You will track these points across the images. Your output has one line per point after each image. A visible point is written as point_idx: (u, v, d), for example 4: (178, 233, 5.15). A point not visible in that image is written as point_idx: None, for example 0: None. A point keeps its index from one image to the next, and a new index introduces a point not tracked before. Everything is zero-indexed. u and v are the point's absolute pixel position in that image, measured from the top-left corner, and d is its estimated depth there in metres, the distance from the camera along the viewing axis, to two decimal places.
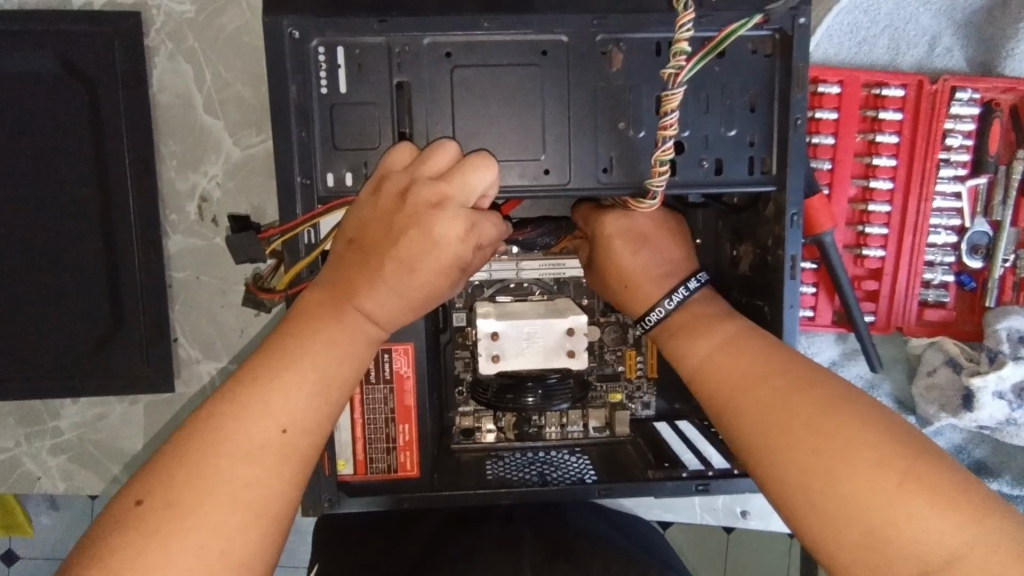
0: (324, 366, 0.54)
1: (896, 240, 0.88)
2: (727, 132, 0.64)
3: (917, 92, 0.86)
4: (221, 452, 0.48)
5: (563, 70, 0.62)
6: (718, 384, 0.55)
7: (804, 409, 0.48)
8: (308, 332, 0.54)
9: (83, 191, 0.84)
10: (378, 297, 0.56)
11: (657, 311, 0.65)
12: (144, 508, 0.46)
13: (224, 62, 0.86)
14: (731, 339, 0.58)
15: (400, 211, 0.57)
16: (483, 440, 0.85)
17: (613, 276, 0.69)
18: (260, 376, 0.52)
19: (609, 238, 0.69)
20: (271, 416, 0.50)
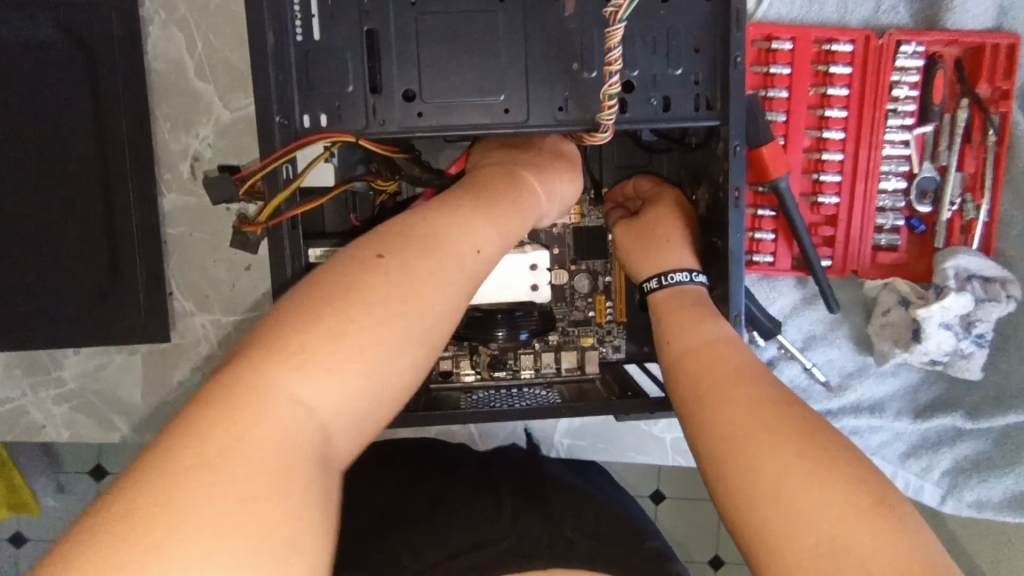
0: (436, 291, 0.52)
1: (849, 187, 0.93)
2: (672, 72, 0.69)
3: (865, 46, 0.91)
4: (332, 347, 0.45)
5: (520, 15, 0.68)
6: (713, 380, 0.60)
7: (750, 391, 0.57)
8: (427, 257, 0.52)
9: (82, 152, 0.90)
10: (475, 237, 0.57)
11: (681, 275, 0.74)
12: (248, 377, 0.43)
13: (213, 29, 0.91)
14: (717, 341, 0.64)
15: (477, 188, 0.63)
16: (461, 380, 0.91)
17: (653, 233, 0.79)
18: (382, 292, 0.48)
19: (664, 205, 0.81)
20: (386, 323, 0.48)
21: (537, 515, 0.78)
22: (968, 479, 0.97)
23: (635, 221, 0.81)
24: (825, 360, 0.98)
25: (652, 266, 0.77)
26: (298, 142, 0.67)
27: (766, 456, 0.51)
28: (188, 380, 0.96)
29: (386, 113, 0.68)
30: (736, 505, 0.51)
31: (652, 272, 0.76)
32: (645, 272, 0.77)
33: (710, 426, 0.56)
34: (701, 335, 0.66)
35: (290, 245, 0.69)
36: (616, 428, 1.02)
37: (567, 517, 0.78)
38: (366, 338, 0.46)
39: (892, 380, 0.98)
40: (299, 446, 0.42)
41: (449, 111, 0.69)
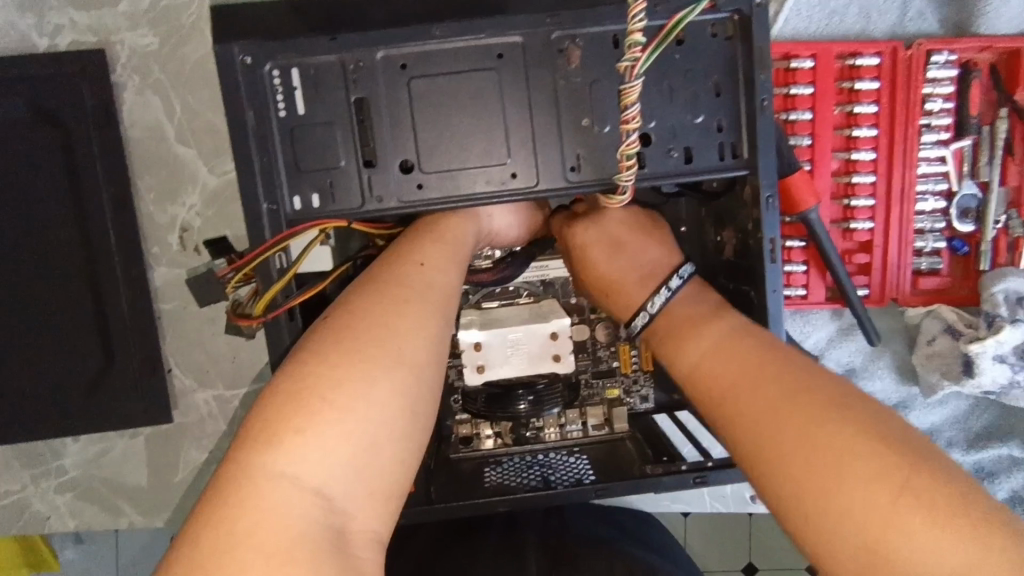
0: (399, 343, 0.51)
1: (883, 210, 0.87)
2: (693, 120, 0.63)
3: (892, 58, 0.84)
4: (312, 415, 0.46)
5: (521, 71, 0.62)
6: (727, 387, 0.55)
7: (767, 382, 0.52)
8: (379, 311, 0.53)
9: (65, 233, 0.85)
10: (432, 274, 0.58)
11: (641, 318, 0.69)
12: (223, 487, 0.43)
13: (191, 91, 0.85)
14: (730, 333, 0.59)
15: (428, 228, 0.64)
16: (482, 447, 0.85)
17: (597, 283, 0.74)
18: (348, 352, 0.49)
19: (578, 251, 0.75)
20: (346, 392, 0.47)
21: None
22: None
23: (578, 277, 0.77)
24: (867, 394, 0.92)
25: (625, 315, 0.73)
26: (297, 228, 0.62)
27: (787, 459, 0.47)
28: (195, 459, 0.91)
29: (383, 188, 0.63)
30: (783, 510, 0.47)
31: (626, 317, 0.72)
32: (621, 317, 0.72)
33: (738, 436, 0.52)
34: (702, 335, 0.61)
35: (290, 339, 0.63)
36: None
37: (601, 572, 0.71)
38: (340, 400, 0.47)
39: (939, 411, 0.92)
40: (301, 521, 0.43)
41: (452, 181, 0.63)
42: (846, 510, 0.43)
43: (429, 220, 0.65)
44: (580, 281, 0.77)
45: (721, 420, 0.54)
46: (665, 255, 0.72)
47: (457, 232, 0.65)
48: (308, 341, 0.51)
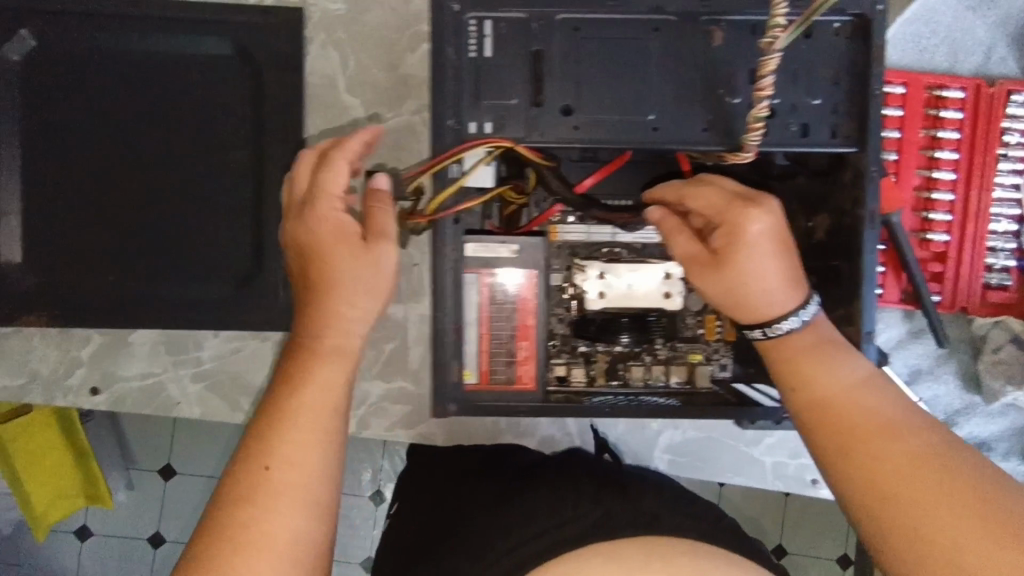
0: (315, 405, 0.66)
1: (959, 226, 0.97)
2: (811, 101, 0.74)
3: (975, 93, 0.96)
4: (259, 515, 0.59)
5: (672, 44, 0.74)
6: (844, 441, 0.61)
7: (884, 435, 0.59)
8: (297, 385, 0.67)
9: (243, 156, 0.99)
10: (328, 372, 0.68)
11: (790, 321, 0.69)
12: (190, 567, 0.57)
13: (365, 50, 0.99)
14: (852, 381, 0.64)
15: (309, 250, 0.73)
16: (574, 387, 0.93)
17: (737, 285, 0.71)
18: (274, 462, 0.62)
19: (739, 242, 0.70)
20: (271, 469, 0.61)
21: (616, 496, 0.81)
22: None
23: (709, 267, 0.72)
24: (931, 395, 1.00)
25: (752, 314, 0.71)
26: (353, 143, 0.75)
27: (894, 508, 0.55)
28: None
29: (544, 125, 0.75)
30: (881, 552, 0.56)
31: (755, 321, 0.71)
32: (745, 321, 0.72)
33: (844, 479, 0.59)
34: (830, 374, 0.66)
35: (453, 239, 0.76)
36: (715, 447, 1.04)
37: (646, 497, 0.82)
38: (278, 508, 0.60)
39: (1000, 421, 1.00)
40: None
41: (603, 127, 0.75)
42: (940, 561, 0.51)
43: (298, 249, 0.75)
44: (708, 271, 0.72)
45: (827, 463, 0.61)
46: (803, 271, 0.72)
47: (351, 256, 0.72)
48: (249, 443, 0.63)
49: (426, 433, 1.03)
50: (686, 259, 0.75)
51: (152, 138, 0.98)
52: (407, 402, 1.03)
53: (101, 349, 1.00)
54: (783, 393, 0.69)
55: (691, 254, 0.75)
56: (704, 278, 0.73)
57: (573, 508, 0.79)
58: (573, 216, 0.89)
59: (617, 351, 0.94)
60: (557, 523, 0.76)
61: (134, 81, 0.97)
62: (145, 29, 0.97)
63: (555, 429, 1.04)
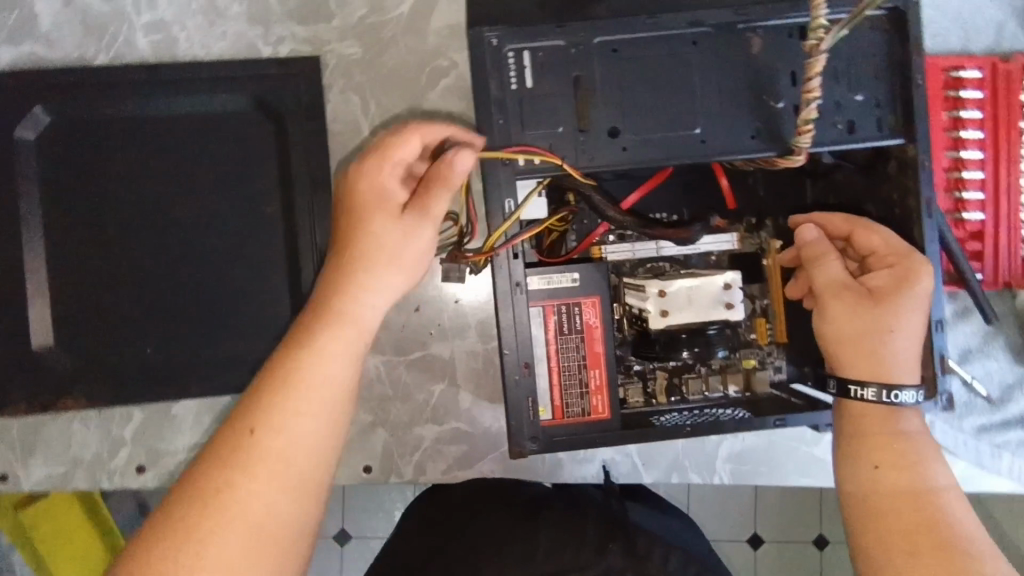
0: (317, 377, 0.65)
1: (992, 202, 0.97)
2: (854, 97, 0.74)
3: (992, 71, 0.97)
4: (235, 481, 0.60)
5: (712, 56, 0.74)
6: (914, 541, 0.64)
7: (929, 555, 0.62)
8: (304, 348, 0.66)
9: (272, 211, 0.98)
10: (332, 343, 0.67)
11: (909, 394, 0.72)
12: (170, 517, 0.58)
13: (385, 91, 0.98)
14: (920, 489, 0.67)
15: (353, 204, 0.74)
16: (635, 407, 0.93)
17: (884, 330, 0.73)
18: (258, 425, 0.62)
19: (908, 290, 0.73)
20: (263, 438, 0.62)
21: (621, 546, 0.84)
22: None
23: (861, 303, 0.74)
24: (983, 372, 0.99)
25: (874, 363, 0.73)
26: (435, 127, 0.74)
27: None
28: (363, 420, 1.00)
29: (594, 149, 0.75)
30: None
31: (873, 379, 0.72)
32: (855, 372, 0.73)
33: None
34: (916, 472, 0.68)
35: (512, 273, 0.73)
36: (776, 452, 1.02)
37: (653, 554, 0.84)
38: (254, 473, 0.60)
39: None
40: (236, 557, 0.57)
41: (650, 145, 0.75)
42: None
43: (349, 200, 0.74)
44: (861, 305, 0.74)
45: (880, 549, 0.65)
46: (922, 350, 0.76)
47: (387, 225, 0.73)
48: (245, 406, 0.64)
49: (486, 472, 1.00)
50: (834, 287, 0.76)
51: (179, 202, 0.97)
52: (463, 443, 1.00)
53: (144, 424, 0.96)
54: (858, 468, 0.71)
55: (840, 284, 0.76)
56: (847, 312, 0.74)
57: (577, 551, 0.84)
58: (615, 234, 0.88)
59: (672, 366, 0.93)
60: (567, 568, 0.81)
61: (157, 147, 0.97)
62: (163, 93, 0.96)
63: (615, 452, 1.02)
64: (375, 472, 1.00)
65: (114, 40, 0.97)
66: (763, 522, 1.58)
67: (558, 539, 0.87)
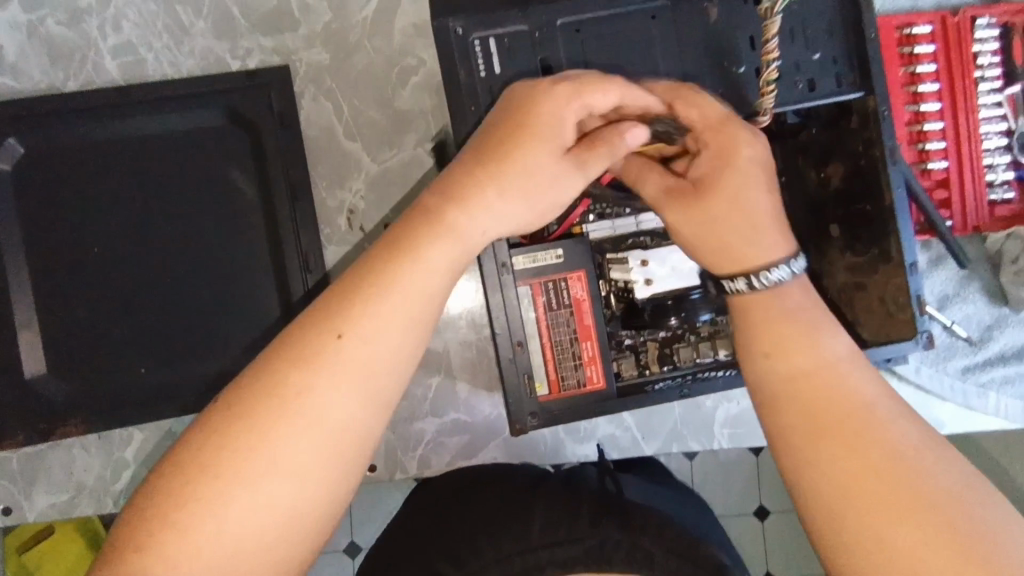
0: (387, 317, 0.55)
1: (955, 151, 1.00)
2: (811, 57, 0.77)
3: (943, 25, 1.01)
4: (312, 382, 0.51)
5: (671, 28, 0.76)
6: (822, 424, 0.53)
7: (857, 440, 0.51)
8: (386, 274, 0.56)
9: (255, 221, 0.99)
10: (429, 267, 0.58)
11: (780, 271, 0.62)
12: (182, 459, 0.49)
13: (357, 94, 1.00)
14: (826, 366, 0.56)
15: (529, 116, 0.65)
16: (628, 378, 0.93)
17: (724, 215, 0.66)
18: (348, 330, 0.53)
19: (723, 169, 0.66)
20: (313, 391, 0.51)
21: (616, 523, 0.83)
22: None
23: (689, 199, 0.68)
24: (963, 316, 1.02)
25: (730, 252, 0.65)
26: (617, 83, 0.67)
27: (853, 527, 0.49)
28: None
29: None
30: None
31: (738, 270, 0.64)
32: (723, 271, 0.66)
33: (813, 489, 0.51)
34: (800, 348, 0.57)
35: (491, 250, 0.73)
36: None
37: (645, 524, 0.84)
38: (330, 372, 0.52)
39: None
40: (261, 523, 0.48)
41: None
42: None
43: (513, 112, 0.66)
44: (687, 202, 0.68)
45: (788, 438, 0.54)
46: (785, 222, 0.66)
47: (542, 157, 0.65)
48: (331, 305, 0.55)
49: (491, 460, 1.01)
50: (662, 196, 0.70)
51: (161, 221, 0.98)
52: (463, 433, 1.01)
53: (145, 444, 0.97)
54: (752, 360, 0.60)
55: (666, 189, 0.70)
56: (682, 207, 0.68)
57: (570, 527, 0.84)
58: (594, 214, 0.90)
59: (662, 335, 0.93)
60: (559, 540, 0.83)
61: (134, 168, 0.98)
62: (135, 114, 0.97)
63: (615, 428, 1.04)
64: (380, 470, 1.01)
65: (82, 66, 0.97)
66: (768, 495, 1.60)
67: (548, 521, 0.85)
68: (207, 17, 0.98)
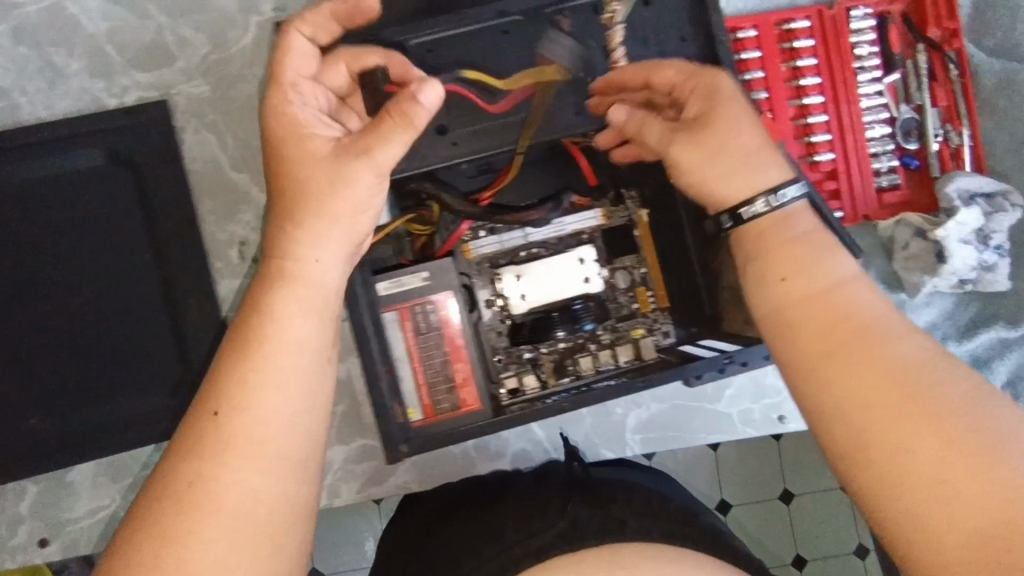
0: (296, 333, 0.61)
1: (840, 142, 1.01)
2: (666, 62, 0.77)
3: (820, 19, 1.01)
4: (244, 400, 0.57)
5: (524, 43, 0.77)
6: (829, 344, 0.54)
7: (858, 362, 0.52)
8: (279, 303, 0.62)
9: (142, 259, 0.97)
10: (280, 302, 0.62)
11: (793, 188, 0.62)
12: (152, 509, 0.53)
13: (241, 124, 0.99)
14: (829, 288, 0.57)
15: (277, 140, 0.67)
16: (529, 393, 0.95)
17: (724, 142, 0.63)
18: (223, 407, 0.56)
19: (718, 102, 0.64)
20: (257, 408, 0.57)
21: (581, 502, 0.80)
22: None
23: (698, 134, 0.64)
24: None
25: (739, 181, 0.63)
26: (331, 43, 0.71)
27: (879, 438, 0.49)
28: None
29: (424, 149, 0.76)
30: (873, 501, 0.49)
31: (754, 193, 0.62)
32: (735, 198, 0.63)
33: (827, 415, 0.52)
34: (808, 273, 0.58)
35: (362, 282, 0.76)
36: (683, 414, 1.05)
37: (617, 499, 0.81)
38: (263, 387, 0.58)
39: (930, 310, 1.03)
40: (248, 534, 0.53)
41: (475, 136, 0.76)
42: (920, 502, 0.47)
43: (285, 134, 0.66)
44: (694, 138, 0.64)
45: (800, 360, 0.55)
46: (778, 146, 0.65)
47: (317, 163, 0.66)
48: (207, 385, 0.58)
49: (402, 483, 1.01)
50: (667, 138, 0.66)
51: (43, 266, 0.96)
52: (371, 459, 1.01)
53: (39, 498, 0.96)
54: (763, 285, 0.60)
55: (670, 130, 0.66)
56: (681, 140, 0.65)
57: (541, 519, 0.78)
58: (483, 229, 0.94)
59: (562, 347, 0.96)
60: (530, 533, 0.76)
61: (13, 213, 0.95)
62: (10, 159, 0.95)
63: (526, 443, 1.04)
64: None
65: None
66: (730, 487, 1.58)
67: (519, 518, 0.80)
68: (80, 57, 0.97)
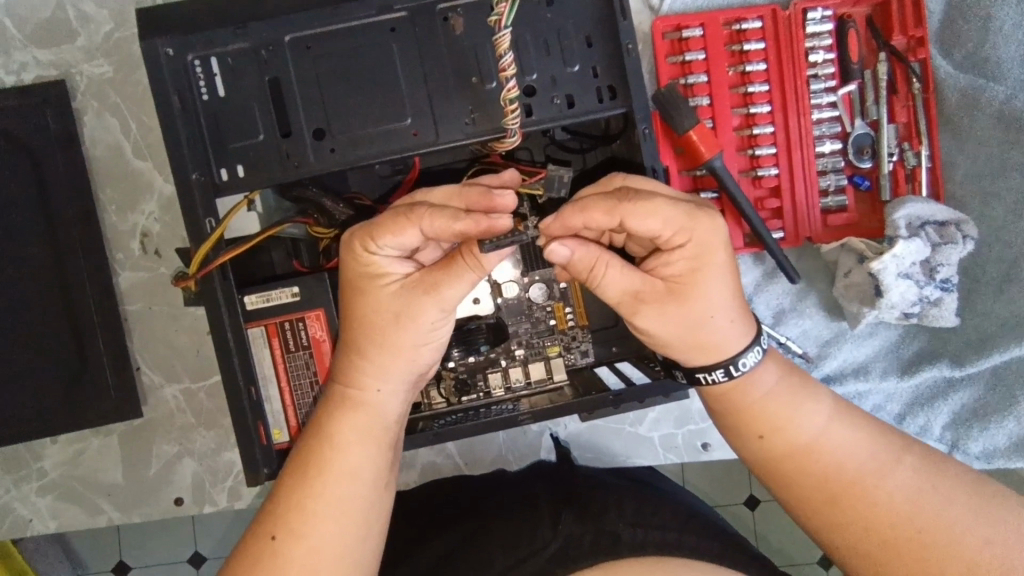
0: (352, 462, 0.66)
1: (786, 156, 0.92)
2: (569, 70, 0.70)
3: (773, 20, 0.91)
4: (302, 530, 0.63)
5: (411, 41, 0.70)
6: (826, 493, 0.64)
7: (846, 509, 0.63)
8: (335, 431, 0.66)
9: (36, 247, 0.92)
10: (343, 428, 0.66)
11: (751, 356, 0.66)
12: None
13: (144, 108, 0.94)
14: (810, 442, 0.65)
15: (348, 284, 0.68)
16: (432, 408, 0.90)
17: (701, 319, 0.65)
18: (278, 533, 0.63)
19: (701, 273, 0.64)
20: (315, 533, 0.63)
21: (573, 513, 0.80)
22: (988, 417, 0.93)
23: (669, 301, 0.64)
24: (799, 332, 0.95)
25: (700, 350, 0.66)
26: (437, 220, 0.62)
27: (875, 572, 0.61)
28: (166, 453, 0.96)
29: (300, 154, 0.70)
30: None
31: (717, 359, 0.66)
32: (695, 362, 0.67)
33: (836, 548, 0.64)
34: (789, 427, 0.66)
35: (224, 294, 0.71)
36: (603, 435, 1.00)
37: (609, 511, 0.80)
38: (323, 515, 0.64)
39: (873, 341, 0.95)
40: None
41: (357, 142, 0.70)
42: None
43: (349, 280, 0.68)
44: (666, 307, 0.65)
45: (801, 504, 0.65)
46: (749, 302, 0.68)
47: (387, 304, 0.66)
48: (269, 507, 0.65)
49: None
50: (634, 297, 0.65)
51: None
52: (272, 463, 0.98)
53: None
54: (744, 442, 0.68)
55: (638, 288, 0.65)
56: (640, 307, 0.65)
57: (533, 538, 0.78)
58: None
59: (472, 361, 0.89)
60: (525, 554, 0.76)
61: None
62: None
63: (435, 456, 0.99)
64: (187, 504, 0.96)
65: None
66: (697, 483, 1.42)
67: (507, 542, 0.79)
68: None
